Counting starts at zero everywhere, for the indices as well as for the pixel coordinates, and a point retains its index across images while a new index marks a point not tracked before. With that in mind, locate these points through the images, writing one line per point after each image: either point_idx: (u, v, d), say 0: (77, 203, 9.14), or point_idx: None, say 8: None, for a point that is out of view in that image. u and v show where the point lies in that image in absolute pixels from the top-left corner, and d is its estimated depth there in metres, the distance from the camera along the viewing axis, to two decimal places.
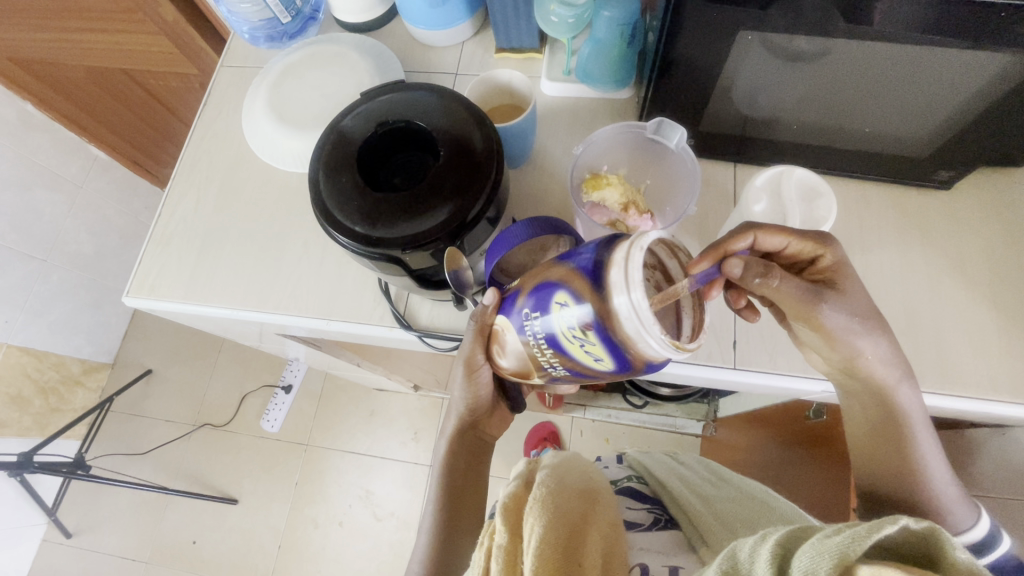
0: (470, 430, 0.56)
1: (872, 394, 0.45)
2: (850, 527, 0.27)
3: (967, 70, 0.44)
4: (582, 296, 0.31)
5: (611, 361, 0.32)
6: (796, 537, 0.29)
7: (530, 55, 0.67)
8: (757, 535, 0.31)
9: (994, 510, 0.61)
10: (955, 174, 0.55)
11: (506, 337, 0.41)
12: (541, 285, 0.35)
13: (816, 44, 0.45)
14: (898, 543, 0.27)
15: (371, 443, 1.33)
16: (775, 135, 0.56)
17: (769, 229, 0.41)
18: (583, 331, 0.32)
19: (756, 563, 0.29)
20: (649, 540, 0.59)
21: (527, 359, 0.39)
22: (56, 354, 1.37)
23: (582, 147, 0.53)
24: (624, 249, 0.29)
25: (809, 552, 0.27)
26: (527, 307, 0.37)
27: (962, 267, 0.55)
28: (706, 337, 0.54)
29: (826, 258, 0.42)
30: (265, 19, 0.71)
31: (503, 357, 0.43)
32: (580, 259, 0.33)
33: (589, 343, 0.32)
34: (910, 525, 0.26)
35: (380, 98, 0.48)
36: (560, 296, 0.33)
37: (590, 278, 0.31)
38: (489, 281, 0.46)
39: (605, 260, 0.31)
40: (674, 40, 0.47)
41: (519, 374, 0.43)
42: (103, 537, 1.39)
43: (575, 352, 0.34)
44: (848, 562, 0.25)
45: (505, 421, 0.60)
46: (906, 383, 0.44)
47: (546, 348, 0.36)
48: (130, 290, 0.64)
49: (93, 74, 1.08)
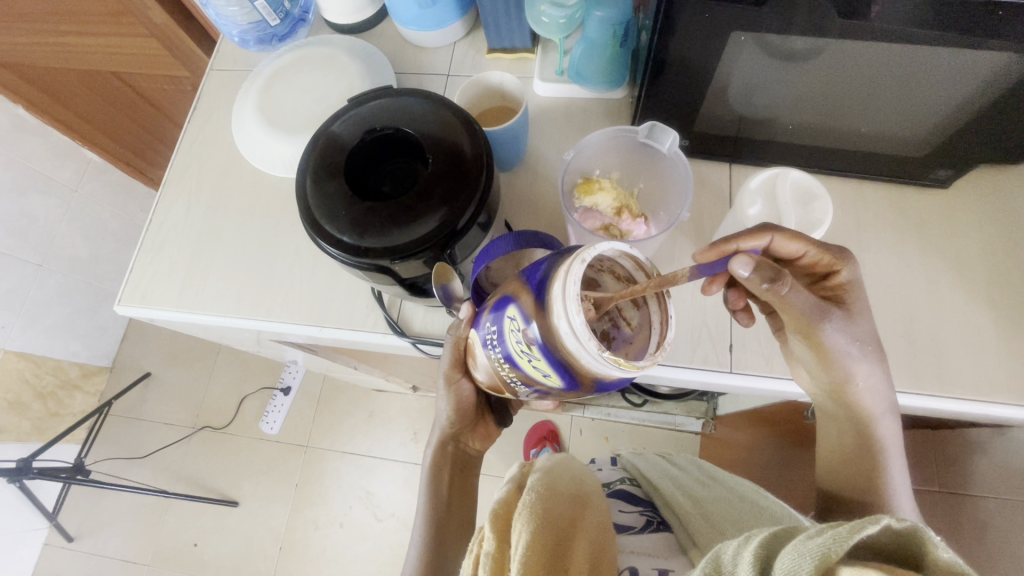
0: (455, 443, 0.56)
1: (852, 420, 0.47)
2: (832, 527, 0.26)
3: (965, 68, 0.44)
4: (528, 311, 0.31)
5: (558, 378, 0.32)
6: (780, 539, 0.29)
7: (522, 55, 0.67)
8: (741, 536, 0.30)
9: (993, 510, 0.61)
10: (952, 173, 0.55)
11: (477, 350, 0.40)
12: (499, 300, 0.35)
13: (811, 44, 0.44)
14: (882, 544, 0.26)
15: (370, 444, 1.33)
16: (770, 135, 0.55)
17: (790, 234, 0.42)
18: (529, 346, 0.32)
19: (738, 565, 0.28)
20: (638, 542, 0.59)
21: (494, 373, 0.39)
22: (53, 358, 1.37)
23: (574, 151, 0.51)
24: (567, 263, 0.29)
25: (791, 553, 0.26)
26: (489, 321, 0.37)
27: (960, 266, 0.55)
28: (702, 341, 0.53)
29: (841, 274, 0.43)
30: (254, 22, 0.70)
31: (477, 371, 0.43)
32: (532, 274, 0.33)
33: (535, 358, 0.32)
34: (892, 524, 0.25)
35: (368, 104, 0.47)
36: (511, 310, 0.33)
37: (536, 293, 0.31)
38: (475, 289, 0.45)
39: (551, 275, 0.30)
40: (666, 41, 0.46)
41: (494, 389, 0.42)
42: (105, 540, 1.39)
43: (526, 367, 0.34)
44: (830, 563, 0.25)
45: (489, 436, 0.59)
46: (889, 415, 0.47)
47: (504, 363, 0.36)
48: (121, 298, 0.63)
49: (84, 77, 1.07)
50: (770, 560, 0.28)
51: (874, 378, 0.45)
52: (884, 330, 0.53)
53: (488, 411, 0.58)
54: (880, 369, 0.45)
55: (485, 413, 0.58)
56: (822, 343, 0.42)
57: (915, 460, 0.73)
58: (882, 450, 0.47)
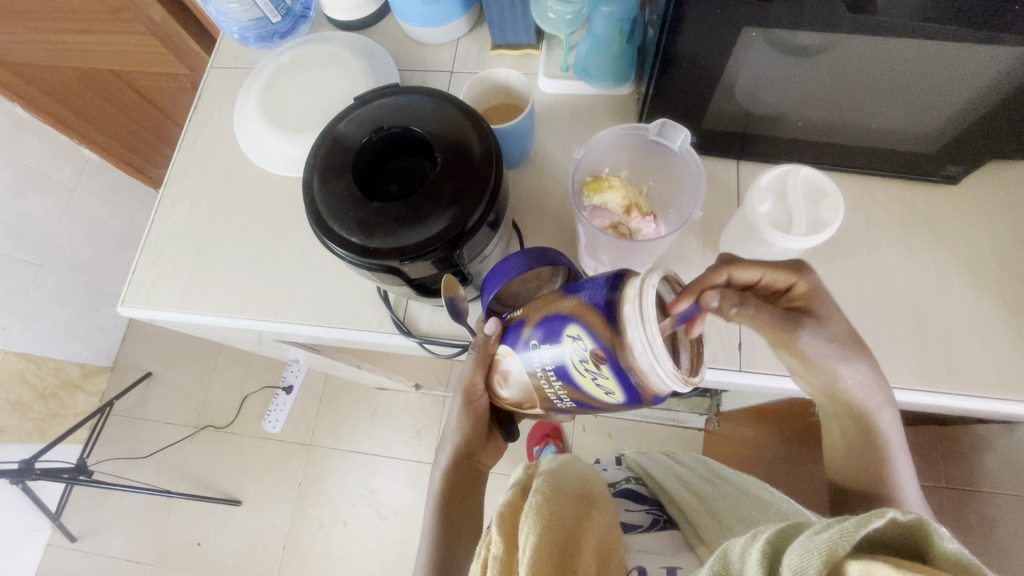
0: (468, 459, 0.55)
1: (853, 417, 0.46)
2: (839, 523, 0.26)
3: (978, 63, 0.43)
4: (596, 332, 0.32)
5: (622, 394, 0.33)
6: (786, 536, 0.28)
7: (527, 51, 0.66)
8: (748, 535, 0.30)
9: (1002, 506, 0.61)
10: (963, 168, 0.54)
11: (510, 367, 0.41)
12: (549, 317, 0.36)
13: (821, 39, 0.43)
14: (890, 540, 0.26)
15: (374, 442, 1.33)
16: (778, 131, 0.55)
17: (745, 264, 0.41)
18: (596, 364, 0.33)
19: (747, 564, 0.28)
20: (646, 541, 0.59)
21: (532, 389, 0.40)
22: (54, 359, 1.36)
23: (583, 150, 0.51)
24: (638, 286, 0.30)
25: (798, 550, 0.26)
26: (536, 339, 0.37)
27: (970, 263, 0.55)
28: (711, 340, 0.53)
29: (800, 287, 0.42)
30: (255, 19, 0.70)
31: (504, 388, 0.43)
32: (590, 293, 0.33)
33: (601, 376, 0.33)
34: (898, 518, 0.25)
35: (374, 103, 0.47)
36: (571, 329, 0.34)
37: (602, 314, 0.32)
38: (487, 312, 0.46)
39: (617, 297, 0.31)
40: (675, 37, 0.45)
41: (516, 404, 0.44)
42: (107, 540, 1.39)
43: (586, 384, 0.35)
44: (837, 559, 0.25)
45: (499, 450, 0.59)
46: (886, 407, 0.46)
47: (555, 380, 0.36)
48: (125, 299, 0.63)
49: (82, 75, 1.06)
50: (777, 558, 0.28)
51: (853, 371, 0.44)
52: (895, 327, 0.52)
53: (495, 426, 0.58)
54: (865, 369, 0.44)
55: (494, 428, 0.57)
56: (803, 351, 0.42)
57: (921, 455, 0.73)
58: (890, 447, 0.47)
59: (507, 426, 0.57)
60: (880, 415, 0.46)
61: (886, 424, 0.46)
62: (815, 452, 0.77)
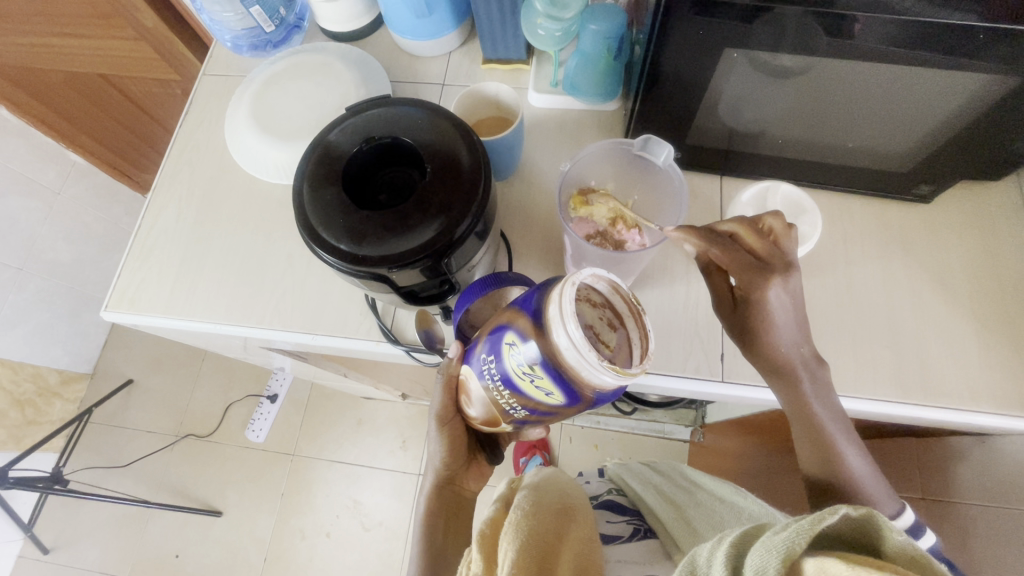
0: (449, 484, 0.54)
1: (781, 380, 0.44)
2: (794, 521, 0.29)
3: (948, 86, 0.45)
4: (527, 334, 0.33)
5: (560, 394, 0.33)
6: (748, 539, 0.30)
7: (517, 66, 0.68)
8: (714, 540, 0.32)
9: (975, 515, 0.62)
10: (934, 188, 0.56)
11: (471, 385, 0.41)
12: (493, 330, 0.37)
13: (799, 60, 0.45)
14: (843, 532, 0.29)
15: (359, 453, 1.32)
16: (759, 150, 0.57)
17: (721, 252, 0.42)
18: (531, 367, 0.33)
19: (712, 567, 0.30)
20: (626, 551, 0.59)
21: (490, 405, 0.40)
22: (33, 365, 1.34)
23: (570, 163, 0.52)
24: (558, 287, 0.31)
25: (759, 551, 0.28)
26: (484, 352, 0.38)
27: (941, 279, 0.56)
28: (694, 350, 0.54)
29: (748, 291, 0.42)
30: (248, 28, 0.70)
31: (471, 407, 0.43)
32: (526, 301, 0.35)
33: (537, 378, 0.33)
34: (850, 513, 0.28)
35: (366, 113, 0.48)
36: (509, 337, 0.35)
37: (533, 318, 0.33)
38: (457, 332, 0.48)
39: (546, 299, 0.32)
40: (660, 56, 0.47)
41: (488, 423, 0.43)
42: (82, 552, 1.36)
43: (528, 389, 0.35)
44: (795, 555, 0.27)
45: (483, 475, 0.57)
46: (813, 364, 0.44)
47: (504, 390, 0.37)
48: (108, 304, 0.62)
49: (70, 81, 1.06)
50: (741, 559, 0.29)
51: (794, 339, 0.43)
52: (871, 340, 0.54)
53: (479, 450, 0.56)
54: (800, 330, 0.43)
55: (476, 451, 0.56)
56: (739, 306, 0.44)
57: (897, 467, 0.75)
58: (819, 424, 0.44)
59: (493, 449, 0.56)
60: (802, 383, 0.43)
61: (819, 407, 0.44)
62: (793, 462, 0.78)
